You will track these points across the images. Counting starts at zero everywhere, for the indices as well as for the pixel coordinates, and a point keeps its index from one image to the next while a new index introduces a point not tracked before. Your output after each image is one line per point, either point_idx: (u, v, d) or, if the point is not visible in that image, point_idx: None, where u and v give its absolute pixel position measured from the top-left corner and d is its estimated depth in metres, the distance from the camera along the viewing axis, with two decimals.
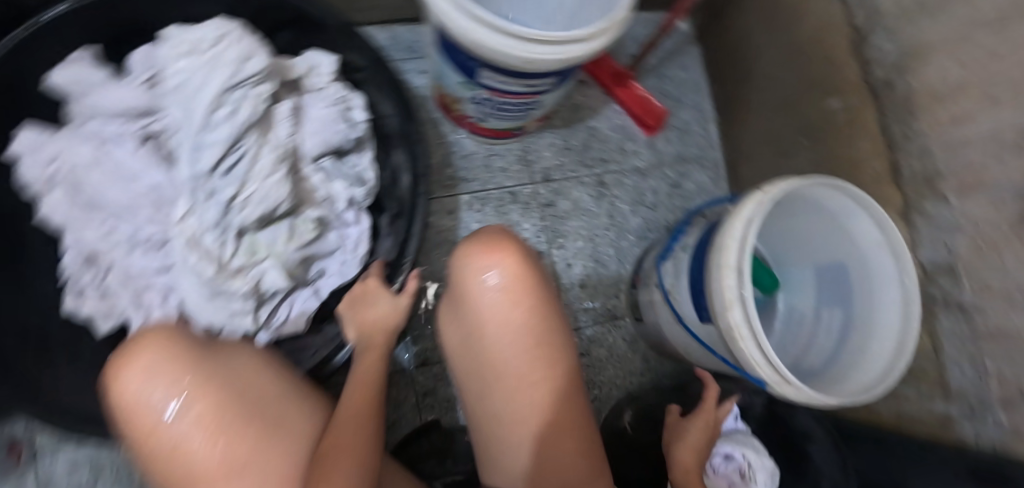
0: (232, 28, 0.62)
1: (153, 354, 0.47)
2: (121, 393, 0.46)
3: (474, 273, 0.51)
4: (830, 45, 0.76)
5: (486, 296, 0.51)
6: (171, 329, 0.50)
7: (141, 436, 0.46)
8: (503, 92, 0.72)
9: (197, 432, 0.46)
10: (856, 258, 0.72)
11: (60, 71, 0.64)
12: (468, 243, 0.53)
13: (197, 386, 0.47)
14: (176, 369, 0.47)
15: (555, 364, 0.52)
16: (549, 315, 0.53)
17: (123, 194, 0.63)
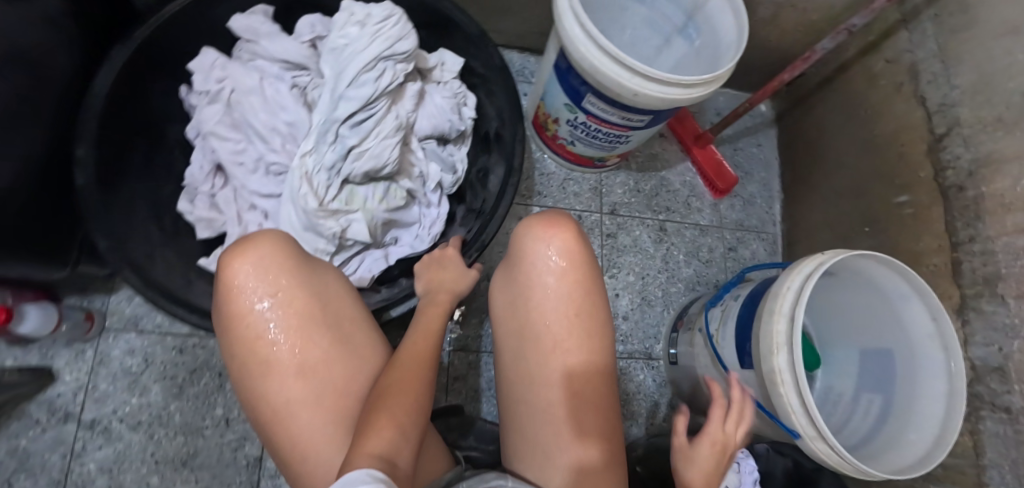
0: (397, 12, 0.71)
1: (265, 248, 0.51)
2: (229, 276, 0.50)
3: (535, 246, 0.58)
4: (906, 145, 0.81)
5: (542, 267, 0.57)
6: (285, 232, 0.55)
7: (235, 318, 0.50)
8: (598, 119, 0.79)
9: (284, 329, 0.50)
10: (904, 346, 0.73)
11: (241, 17, 0.77)
12: (531, 220, 0.60)
13: (294, 289, 0.51)
14: (281, 268, 0.51)
15: (592, 343, 0.57)
16: (594, 298, 0.58)
17: (264, 124, 0.75)
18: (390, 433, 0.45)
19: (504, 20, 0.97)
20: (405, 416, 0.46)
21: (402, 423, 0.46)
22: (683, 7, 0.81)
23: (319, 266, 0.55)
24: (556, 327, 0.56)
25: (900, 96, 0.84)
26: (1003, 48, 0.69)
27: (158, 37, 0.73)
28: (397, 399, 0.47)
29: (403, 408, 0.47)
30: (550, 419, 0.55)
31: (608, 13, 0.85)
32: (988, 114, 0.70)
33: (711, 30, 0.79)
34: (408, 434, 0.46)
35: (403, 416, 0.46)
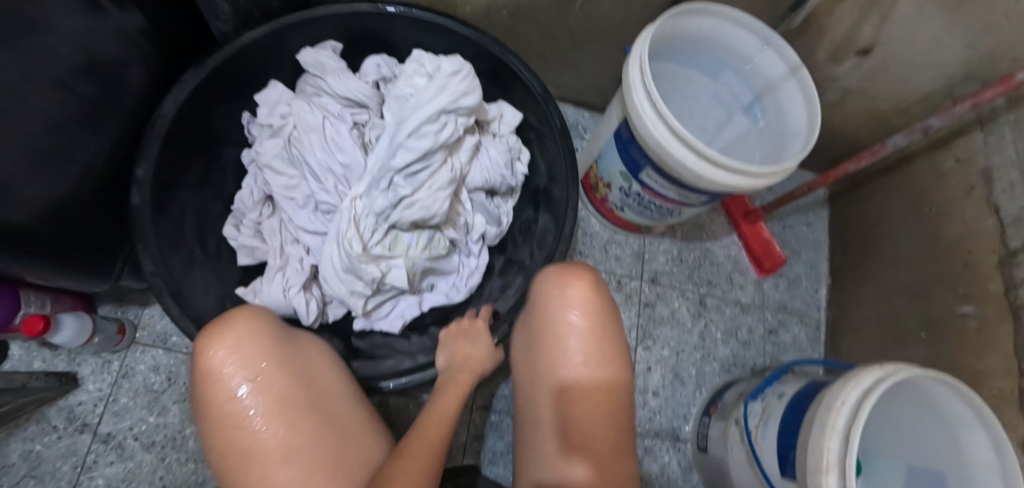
0: (467, 69, 0.71)
1: (243, 330, 0.52)
2: (209, 362, 0.50)
3: (553, 298, 0.58)
4: (976, 254, 0.77)
5: (561, 318, 0.57)
6: (260, 309, 0.56)
7: (215, 406, 0.50)
8: (654, 192, 0.77)
9: (268, 414, 0.50)
10: (959, 472, 0.67)
11: (310, 52, 0.77)
12: (551, 272, 0.60)
13: (273, 371, 0.51)
14: (260, 350, 0.52)
15: (613, 392, 0.55)
16: (615, 346, 0.57)
17: (319, 162, 0.75)
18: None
19: (564, 74, 0.97)
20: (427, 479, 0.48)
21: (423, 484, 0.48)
22: (752, 84, 0.80)
23: (294, 341, 0.56)
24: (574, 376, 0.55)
25: (970, 200, 0.80)
26: None
27: (230, 64, 0.74)
28: (410, 464, 0.49)
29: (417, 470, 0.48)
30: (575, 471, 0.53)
31: (672, 82, 0.84)
32: None
33: (778, 113, 0.77)
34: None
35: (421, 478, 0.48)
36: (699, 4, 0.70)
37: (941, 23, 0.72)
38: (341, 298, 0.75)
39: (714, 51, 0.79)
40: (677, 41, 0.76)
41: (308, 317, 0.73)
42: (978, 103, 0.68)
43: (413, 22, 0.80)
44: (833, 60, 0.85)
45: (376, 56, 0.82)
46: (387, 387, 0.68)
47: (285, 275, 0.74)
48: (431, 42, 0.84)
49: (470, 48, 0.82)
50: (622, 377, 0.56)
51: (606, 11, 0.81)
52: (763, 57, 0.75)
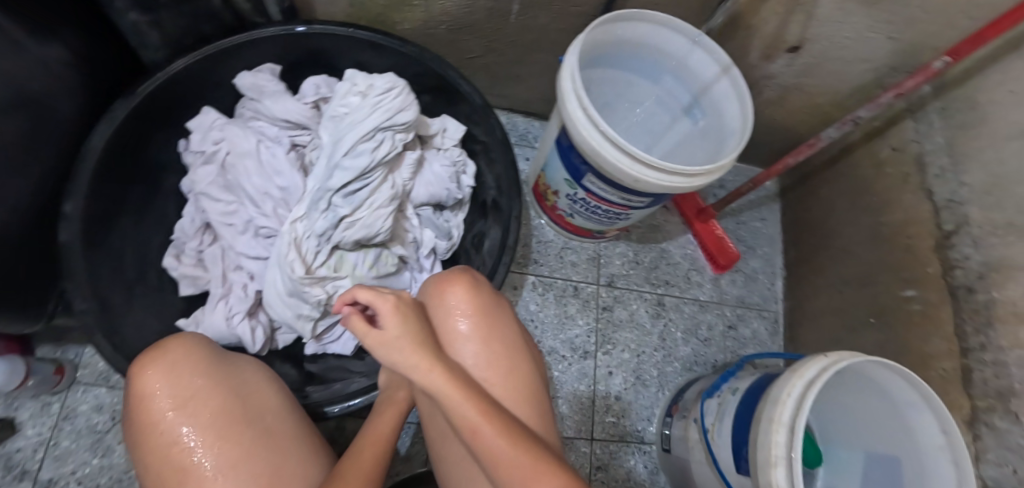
0: (401, 84, 0.71)
1: (176, 355, 0.48)
2: (139, 384, 0.46)
3: (436, 306, 0.54)
4: (914, 238, 0.79)
5: (446, 327, 0.53)
6: (200, 333, 0.52)
7: (147, 428, 0.46)
8: (599, 197, 0.77)
9: (202, 432, 0.45)
10: (911, 456, 0.68)
11: (247, 75, 0.77)
12: (432, 282, 0.56)
13: (207, 391, 0.47)
14: (192, 367, 0.48)
15: (519, 386, 0.51)
16: (508, 341, 0.53)
17: (258, 186, 0.74)
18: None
19: (509, 86, 0.97)
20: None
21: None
22: (690, 86, 0.81)
23: (233, 362, 0.52)
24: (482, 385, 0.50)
25: (906, 187, 0.82)
26: (1014, 150, 0.68)
27: (163, 92, 0.73)
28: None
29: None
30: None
31: (614, 88, 0.84)
32: (998, 216, 0.68)
33: (716, 114, 0.78)
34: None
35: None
36: (629, 11, 0.71)
37: (862, 19, 0.74)
38: (288, 323, 0.73)
39: (652, 57, 0.79)
40: (613, 48, 0.77)
41: (253, 345, 0.71)
42: (901, 93, 0.71)
43: (348, 39, 0.80)
44: (766, 59, 0.85)
45: (315, 78, 0.82)
46: (331, 411, 0.67)
47: (228, 303, 0.72)
48: (370, 58, 0.83)
49: (410, 64, 0.82)
50: (524, 370, 0.53)
51: (543, 22, 0.82)
52: (697, 59, 0.76)
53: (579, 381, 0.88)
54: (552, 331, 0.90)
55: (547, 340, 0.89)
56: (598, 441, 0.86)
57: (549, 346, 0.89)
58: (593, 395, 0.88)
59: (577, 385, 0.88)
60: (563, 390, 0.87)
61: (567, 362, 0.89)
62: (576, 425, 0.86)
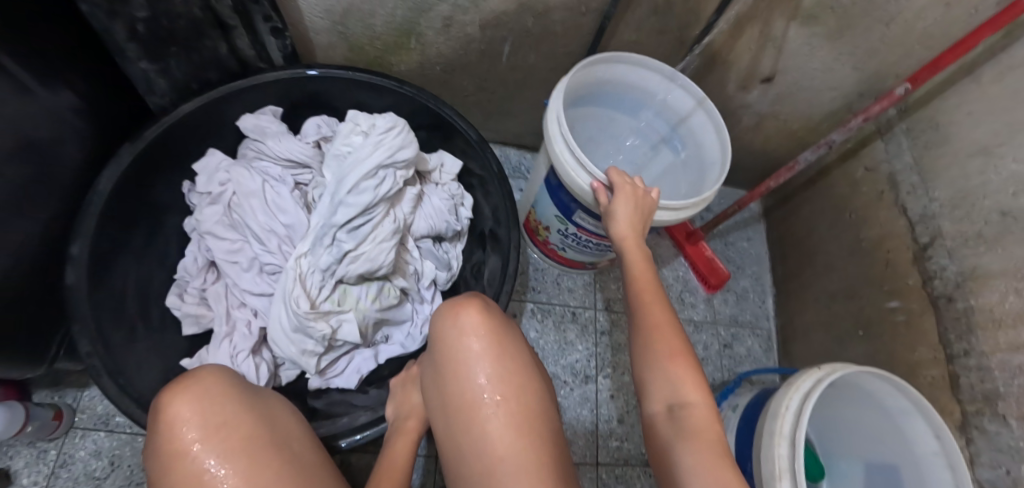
0: (401, 124, 0.74)
1: (208, 384, 0.47)
2: (168, 410, 0.46)
3: (447, 327, 0.55)
4: (894, 252, 0.83)
5: (458, 348, 0.54)
6: (224, 366, 0.51)
7: (173, 460, 0.45)
8: (589, 232, 0.80)
9: (229, 461, 0.44)
10: (911, 464, 0.70)
11: (251, 118, 0.81)
12: (442, 308, 0.58)
13: (237, 421, 0.46)
14: (222, 394, 0.47)
15: (530, 403, 0.52)
16: (518, 358, 0.55)
17: (261, 224, 0.76)
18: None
19: (501, 120, 1.01)
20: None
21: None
22: (668, 118, 0.85)
23: (258, 395, 0.51)
24: (660, 315, 0.56)
25: (882, 203, 0.87)
26: (977, 166, 0.74)
27: (166, 137, 0.75)
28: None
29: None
30: (666, 393, 0.51)
31: (596, 123, 0.88)
32: (968, 228, 0.73)
33: (696, 145, 0.82)
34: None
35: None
36: (608, 56, 0.75)
37: (829, 51, 0.80)
38: (292, 359, 0.74)
39: (631, 94, 0.83)
40: (594, 89, 0.80)
41: (258, 381, 0.72)
42: (869, 118, 0.76)
43: (347, 81, 0.83)
44: (743, 89, 0.90)
45: (316, 118, 0.85)
46: (343, 444, 0.67)
47: (232, 341, 0.73)
48: (368, 99, 0.87)
49: (408, 104, 0.86)
50: (532, 387, 0.54)
51: (532, 61, 0.87)
52: (674, 94, 0.80)
53: (581, 405, 0.89)
54: (553, 356, 0.91)
55: (548, 366, 0.90)
56: (603, 465, 0.86)
57: (551, 372, 0.90)
58: (597, 419, 0.89)
59: (580, 409, 0.89)
60: (567, 415, 0.88)
61: (570, 387, 0.90)
62: (582, 450, 0.86)
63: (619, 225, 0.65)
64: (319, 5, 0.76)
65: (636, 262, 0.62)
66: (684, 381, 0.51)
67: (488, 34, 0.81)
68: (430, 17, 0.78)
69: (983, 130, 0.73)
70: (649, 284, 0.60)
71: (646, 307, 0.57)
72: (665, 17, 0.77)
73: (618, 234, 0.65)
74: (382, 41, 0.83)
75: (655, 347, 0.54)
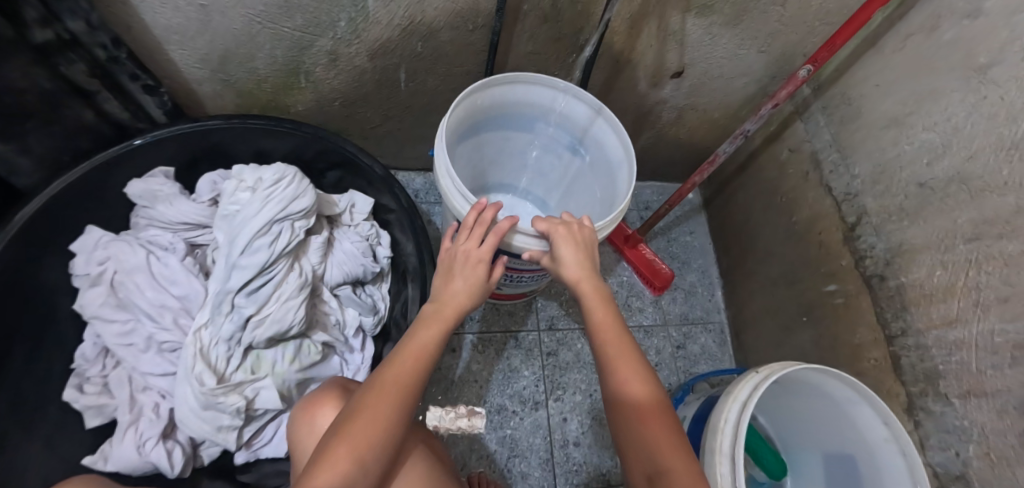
0: (291, 173, 0.71)
1: None
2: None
3: (306, 429, 0.53)
4: (826, 233, 0.81)
5: None
6: None
7: None
8: (519, 269, 0.75)
9: None
10: (864, 454, 0.68)
11: (138, 183, 0.75)
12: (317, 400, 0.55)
13: None
14: None
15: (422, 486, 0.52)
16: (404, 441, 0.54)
17: (155, 298, 0.71)
18: (345, 466, 0.45)
19: (418, 147, 0.97)
20: (369, 456, 0.46)
21: (362, 462, 0.46)
22: (566, 129, 0.81)
23: None
24: (631, 367, 0.52)
25: (808, 185, 0.85)
26: (890, 139, 0.72)
27: (44, 220, 0.69)
28: (378, 393, 0.49)
29: (386, 403, 0.48)
30: (645, 464, 0.48)
31: (497, 145, 0.85)
32: (890, 203, 0.71)
33: (601, 151, 0.79)
34: (368, 467, 0.46)
35: (366, 449, 0.46)
36: (481, 82, 0.71)
37: (731, 39, 0.78)
38: (209, 438, 0.68)
39: (519, 112, 0.79)
40: (479, 117, 0.76)
41: (172, 468, 0.66)
42: (777, 103, 0.74)
43: (242, 131, 0.78)
44: (655, 86, 0.87)
45: (212, 174, 0.80)
46: None
47: (138, 430, 0.67)
48: (269, 145, 0.81)
49: (312, 144, 0.81)
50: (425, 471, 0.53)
51: (432, 84, 0.83)
52: (566, 103, 0.77)
53: (533, 434, 0.85)
54: (499, 386, 0.87)
55: (495, 397, 0.86)
56: None
57: (498, 404, 0.86)
58: (551, 446, 0.85)
59: (532, 438, 0.85)
60: (520, 447, 0.84)
61: (520, 416, 0.86)
62: (538, 481, 0.82)
63: (569, 268, 0.58)
64: (190, 55, 0.71)
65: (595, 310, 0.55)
66: (659, 446, 0.48)
67: (379, 63, 0.77)
68: (313, 53, 0.73)
69: (892, 100, 0.72)
70: (614, 334, 0.54)
71: (610, 364, 0.52)
72: (558, 24, 0.74)
73: (570, 279, 0.58)
74: (270, 83, 0.78)
75: (627, 413, 0.50)
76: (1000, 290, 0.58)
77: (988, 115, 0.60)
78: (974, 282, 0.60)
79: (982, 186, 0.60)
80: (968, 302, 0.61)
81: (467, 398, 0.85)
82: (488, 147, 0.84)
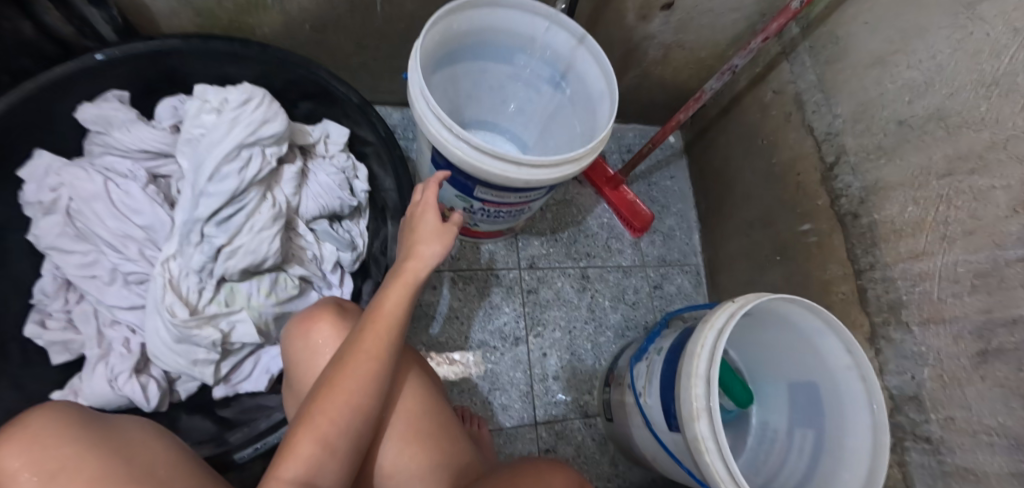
0: (257, 94, 0.67)
1: (43, 425, 0.44)
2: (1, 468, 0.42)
3: (301, 345, 0.52)
4: (805, 173, 0.83)
5: (317, 370, 0.51)
6: (69, 402, 0.47)
7: None
8: (496, 203, 0.73)
9: None
10: (827, 379, 0.71)
11: (91, 107, 0.70)
12: (294, 324, 0.54)
13: (82, 454, 0.43)
14: (63, 431, 0.44)
15: (407, 422, 0.50)
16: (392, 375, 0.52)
17: (119, 227, 0.68)
18: (309, 451, 0.42)
19: (396, 80, 0.93)
20: (335, 437, 0.43)
21: (329, 444, 0.43)
22: (547, 61, 0.78)
23: (112, 428, 0.47)
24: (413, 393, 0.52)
25: (790, 126, 0.86)
26: (874, 78, 0.72)
27: None
28: (343, 373, 0.45)
29: (353, 377, 0.45)
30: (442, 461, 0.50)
31: (472, 78, 0.82)
32: (869, 142, 0.72)
33: (581, 84, 0.77)
34: (340, 445, 0.43)
35: (331, 430, 0.43)
36: (451, 6, 0.67)
37: None
38: (184, 372, 0.66)
39: (493, 40, 0.76)
40: (455, 44, 0.73)
41: (148, 402, 0.64)
42: (767, 37, 0.73)
43: (206, 51, 0.72)
44: (643, 19, 0.84)
45: (172, 99, 0.74)
46: (241, 454, 0.63)
47: (109, 364, 0.65)
48: (234, 69, 0.76)
49: (279, 72, 0.76)
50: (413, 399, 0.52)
51: (411, 8, 0.78)
52: (545, 31, 0.74)
53: (514, 369, 0.87)
54: (480, 323, 0.88)
55: (475, 334, 0.87)
56: (543, 424, 0.85)
57: (478, 341, 0.87)
58: (531, 379, 0.87)
59: (512, 373, 0.87)
60: (499, 381, 0.85)
61: (500, 352, 0.87)
62: (518, 413, 0.85)
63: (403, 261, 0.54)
64: None
65: (398, 300, 0.51)
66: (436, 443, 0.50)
67: None
68: None
69: (878, 39, 0.72)
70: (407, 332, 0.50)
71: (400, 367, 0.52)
72: None
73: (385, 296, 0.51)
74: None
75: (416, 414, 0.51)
76: (965, 223, 0.60)
77: (971, 51, 0.60)
78: (942, 217, 0.63)
79: (960, 121, 0.61)
80: (934, 235, 0.63)
81: (448, 336, 0.86)
82: (463, 80, 0.81)
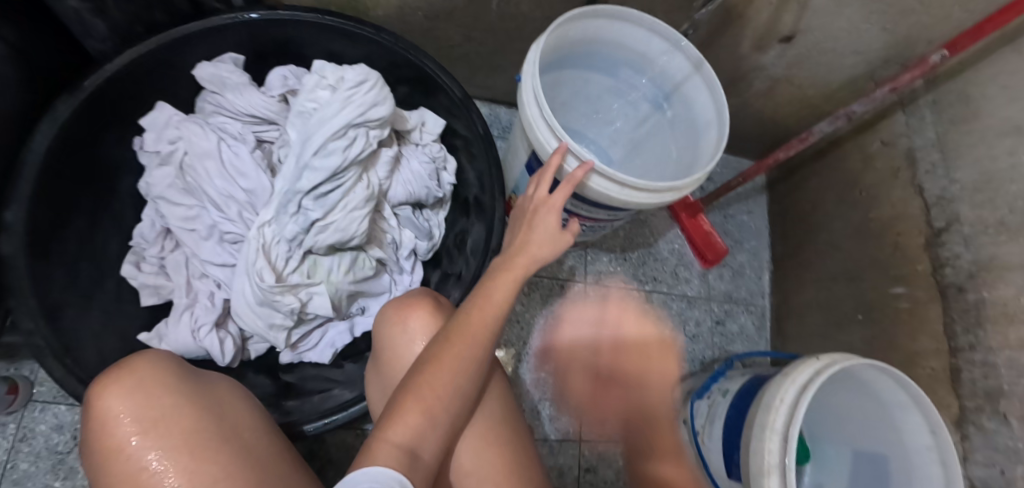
0: (372, 77, 0.67)
1: (145, 372, 0.45)
2: (102, 408, 0.43)
3: (396, 328, 0.53)
4: (906, 234, 0.78)
5: (410, 354, 0.52)
6: (166, 352, 0.49)
7: (109, 457, 0.42)
8: (584, 217, 0.72)
9: (170, 453, 0.42)
10: (900, 456, 0.67)
11: (208, 67, 0.72)
12: (388, 308, 0.55)
13: (174, 403, 0.44)
14: (160, 379, 0.45)
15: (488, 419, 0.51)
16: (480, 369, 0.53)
17: (223, 186, 0.71)
18: (416, 420, 0.42)
19: (493, 76, 0.93)
20: (439, 412, 0.43)
21: (433, 416, 0.43)
22: (653, 79, 0.77)
23: (204, 384, 0.49)
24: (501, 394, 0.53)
25: (896, 182, 0.81)
26: (1006, 147, 0.66)
27: (112, 89, 0.66)
28: (450, 352, 0.45)
29: (458, 357, 0.45)
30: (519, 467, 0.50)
31: (573, 86, 0.80)
32: (989, 215, 0.67)
33: (685, 107, 0.75)
34: (441, 421, 0.43)
35: (436, 403, 0.43)
36: (574, 12, 0.66)
37: (857, 9, 0.71)
38: (260, 334, 0.69)
39: (604, 51, 0.75)
40: (567, 50, 0.72)
41: (223, 357, 0.67)
42: (897, 88, 0.68)
43: (322, 27, 0.73)
44: (758, 49, 0.82)
45: (283, 69, 0.77)
46: (308, 429, 0.62)
47: (193, 315, 0.68)
48: (345, 47, 0.76)
49: (386, 54, 0.76)
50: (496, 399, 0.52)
51: (525, 8, 0.77)
52: (659, 48, 0.73)
53: (567, 382, 0.86)
54: (539, 331, 0.87)
55: (534, 342, 0.87)
56: (587, 443, 0.85)
57: (535, 349, 0.86)
58: (581, 396, 0.86)
59: (564, 386, 0.86)
60: (551, 392, 0.85)
61: (555, 363, 0.87)
62: (564, 427, 0.84)
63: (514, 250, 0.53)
64: None
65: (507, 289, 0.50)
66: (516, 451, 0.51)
67: None
68: None
69: None
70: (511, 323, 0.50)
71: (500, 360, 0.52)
72: None
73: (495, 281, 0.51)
74: None
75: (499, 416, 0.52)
76: None
77: None
78: None
79: None
80: None
81: (507, 339, 0.86)
82: (564, 87, 0.79)
